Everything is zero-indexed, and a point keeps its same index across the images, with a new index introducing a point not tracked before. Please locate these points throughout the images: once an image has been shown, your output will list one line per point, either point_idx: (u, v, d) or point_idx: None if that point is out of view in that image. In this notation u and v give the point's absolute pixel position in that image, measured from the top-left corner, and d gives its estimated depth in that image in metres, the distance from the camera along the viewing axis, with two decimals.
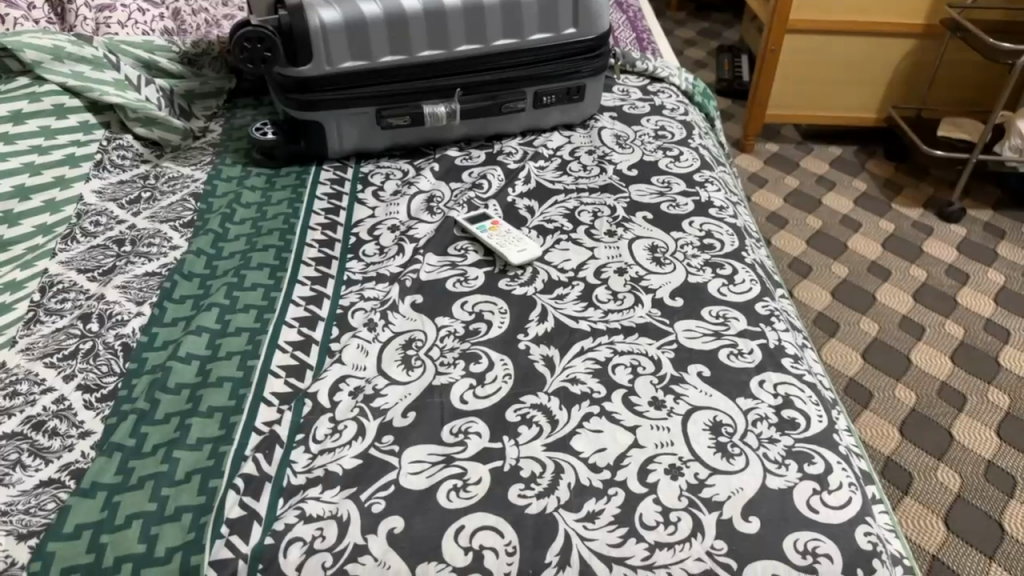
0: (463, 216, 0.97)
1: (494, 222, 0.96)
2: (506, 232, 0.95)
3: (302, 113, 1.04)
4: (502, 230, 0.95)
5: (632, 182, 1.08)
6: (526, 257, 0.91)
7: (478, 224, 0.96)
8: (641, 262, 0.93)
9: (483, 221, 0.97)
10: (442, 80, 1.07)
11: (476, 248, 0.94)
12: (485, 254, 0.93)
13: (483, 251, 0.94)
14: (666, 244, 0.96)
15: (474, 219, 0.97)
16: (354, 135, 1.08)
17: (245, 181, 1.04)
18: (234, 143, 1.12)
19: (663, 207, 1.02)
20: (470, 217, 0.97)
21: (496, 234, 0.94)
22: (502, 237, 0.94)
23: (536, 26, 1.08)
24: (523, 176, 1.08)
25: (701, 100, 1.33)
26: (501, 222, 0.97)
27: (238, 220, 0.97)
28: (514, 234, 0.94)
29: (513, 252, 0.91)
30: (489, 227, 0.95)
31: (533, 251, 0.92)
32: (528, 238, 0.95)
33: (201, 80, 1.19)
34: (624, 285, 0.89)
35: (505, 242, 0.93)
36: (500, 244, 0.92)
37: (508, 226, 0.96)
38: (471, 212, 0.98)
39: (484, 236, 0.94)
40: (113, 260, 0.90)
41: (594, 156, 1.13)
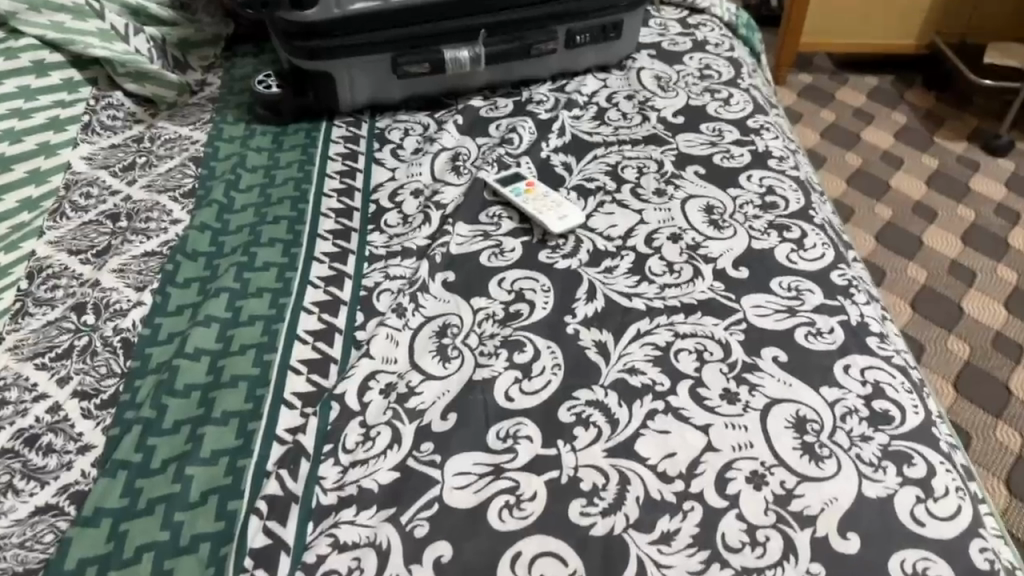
0: (494, 178, 0.88)
1: (529, 183, 0.87)
2: (543, 194, 0.85)
3: (308, 63, 0.93)
4: (538, 193, 0.86)
5: (679, 131, 0.97)
6: (569, 225, 0.81)
7: (511, 186, 0.87)
8: (696, 227, 0.83)
9: (516, 182, 0.87)
10: (463, 20, 0.96)
11: (512, 215, 0.85)
12: (522, 222, 0.84)
13: (520, 218, 0.84)
14: (723, 204, 0.86)
15: (507, 181, 0.87)
16: (367, 87, 0.97)
17: (251, 141, 0.94)
18: (235, 97, 1.01)
19: (716, 159, 0.93)
20: (503, 177, 0.88)
21: (532, 197, 0.85)
22: (540, 201, 0.84)
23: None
24: (558, 129, 0.97)
25: (747, 32, 1.21)
26: (536, 183, 0.88)
27: (245, 187, 0.87)
28: (552, 197, 0.85)
29: (554, 220, 0.82)
30: (524, 190, 0.86)
31: (576, 217, 0.83)
32: (568, 201, 0.85)
33: (195, 25, 1.08)
34: (680, 254, 0.79)
35: (544, 208, 0.83)
36: (540, 210, 0.83)
37: (543, 187, 0.87)
38: (504, 173, 0.89)
39: (519, 201, 0.85)
40: (108, 239, 0.80)
41: (634, 102, 1.02)
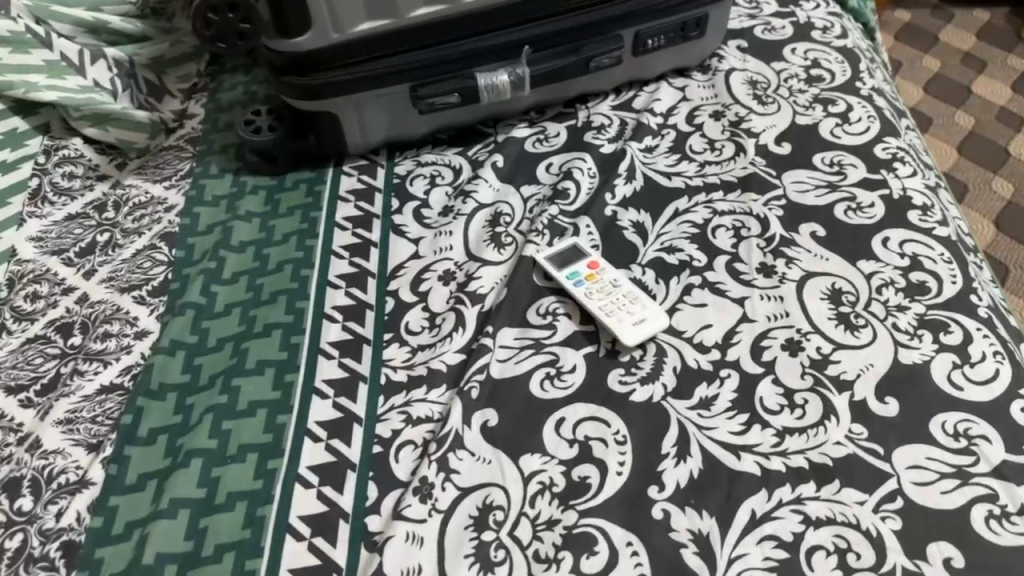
0: (546, 252, 0.68)
1: (592, 263, 0.66)
2: (612, 281, 0.65)
3: (304, 104, 0.73)
4: (605, 278, 0.65)
5: (785, 168, 0.75)
6: (647, 333, 0.61)
7: (569, 266, 0.66)
8: (821, 328, 0.62)
9: (576, 261, 0.67)
10: (500, 33, 0.74)
11: (570, 311, 0.64)
12: (584, 323, 0.64)
13: (580, 318, 0.64)
14: (853, 289, 0.65)
15: (565, 260, 0.67)
16: (381, 125, 0.76)
17: (238, 204, 0.75)
18: (222, 136, 0.81)
19: (837, 211, 0.71)
20: (559, 253, 0.68)
21: (597, 286, 0.65)
22: (607, 292, 0.64)
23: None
24: (627, 171, 0.76)
25: (859, 6, 0.96)
26: (601, 261, 0.67)
27: (229, 277, 0.69)
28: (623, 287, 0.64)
29: (626, 325, 0.61)
30: (585, 274, 0.66)
31: (658, 318, 0.62)
32: (642, 290, 0.65)
33: (172, 38, 0.87)
34: (802, 377, 0.59)
35: (614, 304, 0.63)
36: (608, 308, 0.63)
37: (610, 267, 0.66)
38: (558, 245, 0.69)
39: (581, 291, 0.64)
40: (56, 366, 0.63)
41: (724, 122, 0.81)
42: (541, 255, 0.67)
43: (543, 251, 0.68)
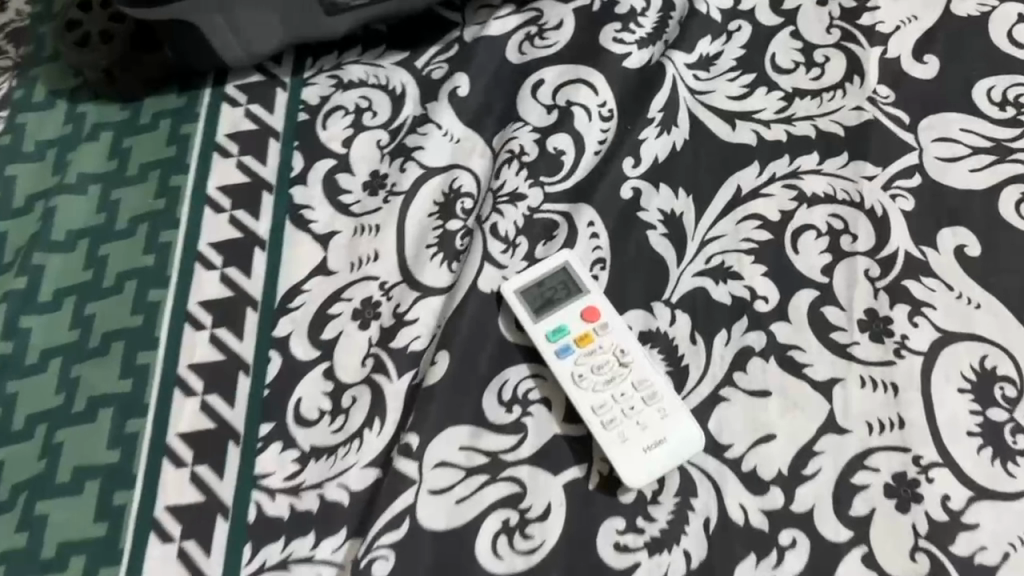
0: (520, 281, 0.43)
1: (591, 315, 0.41)
2: (620, 361, 0.40)
3: (142, 10, 0.45)
4: (609, 352, 0.40)
5: (925, 109, 0.46)
6: (659, 471, 0.38)
7: (553, 319, 0.42)
8: (954, 454, 0.38)
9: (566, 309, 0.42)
10: None
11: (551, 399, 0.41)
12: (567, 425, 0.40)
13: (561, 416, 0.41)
14: (1016, 375, 0.39)
15: (547, 306, 0.42)
16: (272, 25, 0.48)
17: (72, 159, 0.51)
18: (57, 31, 0.54)
19: (1004, 205, 0.43)
20: (539, 289, 0.43)
21: (592, 364, 0.40)
22: (607, 383, 0.40)
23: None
24: (664, 112, 0.47)
25: None
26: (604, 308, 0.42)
27: (50, 299, 0.47)
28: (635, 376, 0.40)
29: (630, 457, 0.38)
30: (577, 339, 0.41)
31: (686, 443, 0.38)
32: (663, 373, 0.40)
33: None
34: (911, 558, 0.37)
35: (618, 411, 0.39)
36: (609, 420, 0.39)
37: (619, 328, 0.41)
38: (539, 267, 0.43)
39: (566, 372, 0.40)
40: None
41: (834, 9, 0.49)
42: (513, 290, 0.43)
43: (516, 282, 0.43)
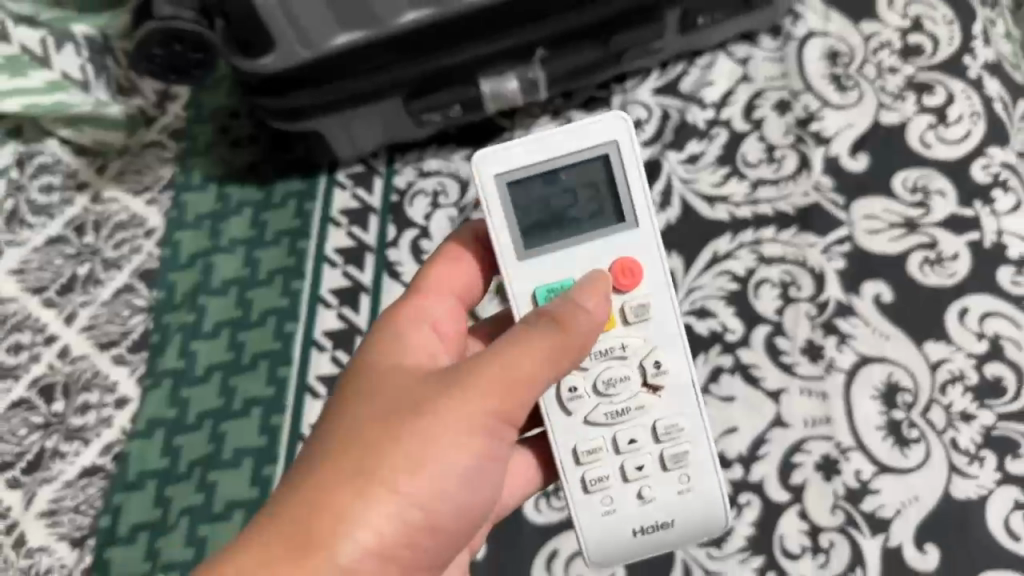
0: (505, 156, 0.45)
1: (631, 270, 0.46)
2: (642, 352, 0.46)
3: (293, 125, 0.63)
4: (641, 378, 0.46)
5: (856, 193, 0.63)
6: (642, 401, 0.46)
7: (558, 252, 0.46)
8: (866, 441, 0.54)
9: (608, 259, 0.46)
10: (510, 35, 0.60)
11: (579, 386, 0.46)
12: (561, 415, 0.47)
13: (560, 406, 0.46)
14: (913, 386, 0.55)
15: (533, 219, 0.46)
16: (377, 133, 0.66)
17: (223, 227, 0.68)
18: (207, 131, 0.72)
19: (911, 265, 0.59)
20: (543, 189, 0.46)
21: (664, 430, 0.46)
22: (632, 429, 0.47)
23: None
24: (662, 196, 0.64)
25: None
26: (681, 342, 0.47)
27: (209, 330, 0.64)
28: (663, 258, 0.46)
29: (592, 514, 0.47)
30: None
31: (708, 533, 0.48)
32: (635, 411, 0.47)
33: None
34: (831, 512, 0.52)
35: (622, 425, 0.47)
36: (601, 442, 0.47)
37: (672, 392, 0.47)
38: (545, 147, 0.45)
39: (589, 373, 0.46)
40: (39, 440, 0.61)
41: (791, 118, 0.66)
42: (499, 178, 0.46)
43: (510, 169, 0.46)
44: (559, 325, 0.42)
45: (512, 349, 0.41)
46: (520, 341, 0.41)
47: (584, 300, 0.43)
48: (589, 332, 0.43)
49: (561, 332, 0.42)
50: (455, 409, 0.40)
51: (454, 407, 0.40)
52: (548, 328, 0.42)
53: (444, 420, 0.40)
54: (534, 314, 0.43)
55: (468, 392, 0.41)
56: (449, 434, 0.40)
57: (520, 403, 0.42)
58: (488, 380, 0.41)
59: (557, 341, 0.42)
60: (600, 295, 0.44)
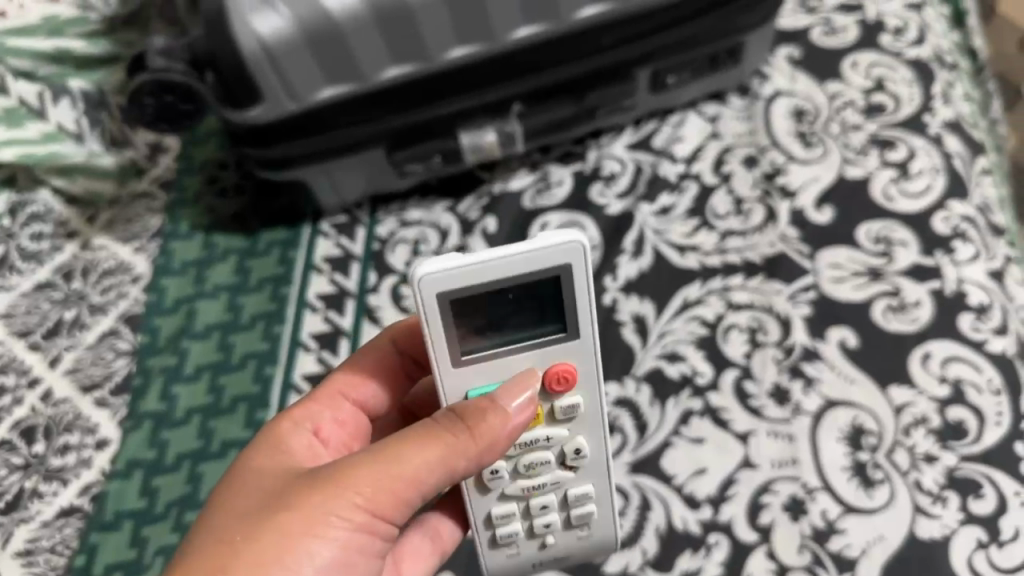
0: (452, 275, 0.38)
1: (567, 376, 0.42)
2: (563, 441, 0.45)
3: (277, 174, 0.65)
4: (560, 460, 0.45)
5: (822, 243, 0.64)
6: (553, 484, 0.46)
7: (498, 358, 0.42)
8: (833, 482, 0.56)
9: (545, 365, 0.42)
10: (486, 91, 0.63)
11: (500, 468, 0.44)
12: (480, 490, 0.46)
13: (479, 482, 0.45)
14: (877, 429, 0.57)
15: (477, 324, 0.41)
16: (361, 184, 0.69)
17: (208, 273, 0.70)
18: (196, 182, 0.74)
19: (874, 312, 0.61)
20: (490, 299, 0.40)
21: (574, 499, 0.47)
22: (545, 497, 0.46)
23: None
24: (634, 245, 0.66)
25: None
26: (603, 429, 0.45)
27: (190, 374, 0.65)
28: (599, 361, 0.43)
29: (497, 558, 0.49)
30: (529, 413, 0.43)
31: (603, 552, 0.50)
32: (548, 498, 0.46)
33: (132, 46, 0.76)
34: (799, 552, 0.54)
35: (538, 495, 0.46)
36: (514, 509, 0.46)
37: (589, 469, 0.46)
38: (490, 270, 0.39)
39: (512, 460, 0.44)
40: (18, 481, 0.62)
41: (758, 173, 0.68)
42: (441, 297, 0.39)
43: (454, 289, 0.39)
44: (463, 424, 0.40)
45: (400, 448, 0.39)
46: (408, 441, 0.40)
47: (501, 398, 0.41)
48: (500, 436, 0.41)
49: (460, 431, 0.40)
50: (324, 503, 0.39)
51: (322, 503, 0.39)
52: (448, 428, 0.40)
53: (310, 517, 0.38)
54: (437, 414, 0.41)
55: (340, 487, 0.39)
56: (315, 532, 0.38)
57: (397, 501, 0.40)
58: (363, 470, 0.39)
59: (452, 443, 0.40)
60: (520, 394, 0.41)
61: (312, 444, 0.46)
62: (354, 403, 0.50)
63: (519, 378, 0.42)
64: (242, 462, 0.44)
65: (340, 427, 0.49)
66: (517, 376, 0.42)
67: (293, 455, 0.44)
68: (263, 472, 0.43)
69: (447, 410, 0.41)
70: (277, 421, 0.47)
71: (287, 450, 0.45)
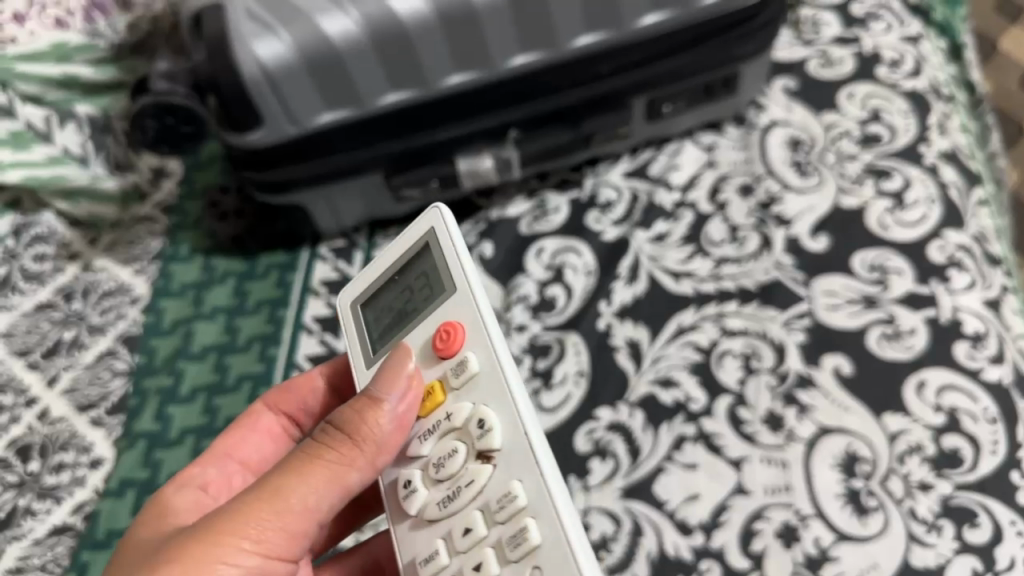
0: (355, 282, 0.47)
1: (450, 332, 0.41)
2: (466, 419, 0.39)
3: (274, 197, 0.66)
4: (472, 449, 0.38)
5: (818, 270, 0.64)
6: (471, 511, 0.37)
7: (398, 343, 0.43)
8: (826, 509, 0.55)
9: (431, 330, 0.42)
10: (483, 117, 0.64)
11: (412, 479, 0.40)
12: (401, 520, 0.40)
13: (399, 507, 0.40)
14: (871, 457, 0.57)
15: (386, 323, 0.45)
16: (358, 209, 0.70)
17: (206, 295, 0.70)
18: (198, 205, 0.75)
19: (869, 339, 0.61)
20: (383, 297, 0.45)
21: (496, 504, 0.36)
22: (463, 518, 0.37)
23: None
24: (629, 271, 0.66)
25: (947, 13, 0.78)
26: (513, 396, 0.38)
27: (187, 394, 0.66)
28: (480, 300, 0.41)
29: None
30: (426, 391, 0.41)
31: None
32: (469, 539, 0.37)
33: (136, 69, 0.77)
34: None
35: (456, 518, 0.38)
36: (439, 550, 0.38)
37: (506, 456, 0.37)
38: (370, 267, 0.46)
39: (424, 461, 0.40)
40: (12, 499, 0.62)
41: (753, 202, 0.68)
42: (353, 303, 0.47)
43: (357, 294, 0.47)
44: (344, 435, 0.38)
45: (285, 481, 0.37)
46: (290, 474, 0.38)
47: (379, 392, 0.39)
48: (385, 437, 0.39)
49: (344, 443, 0.38)
50: (208, 557, 0.36)
51: (206, 556, 0.36)
52: (330, 444, 0.38)
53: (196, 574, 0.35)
54: (314, 434, 0.39)
55: (228, 534, 0.36)
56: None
57: (290, 528, 0.37)
58: (249, 506, 0.37)
59: (337, 458, 0.38)
60: (400, 378, 0.40)
61: (200, 500, 0.44)
62: (240, 464, 0.49)
63: (391, 364, 0.40)
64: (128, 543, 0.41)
65: (226, 481, 0.47)
66: (390, 361, 0.40)
67: (175, 516, 0.42)
68: (141, 546, 0.40)
69: (325, 425, 0.39)
70: (159, 491, 0.44)
71: (168, 515, 0.42)
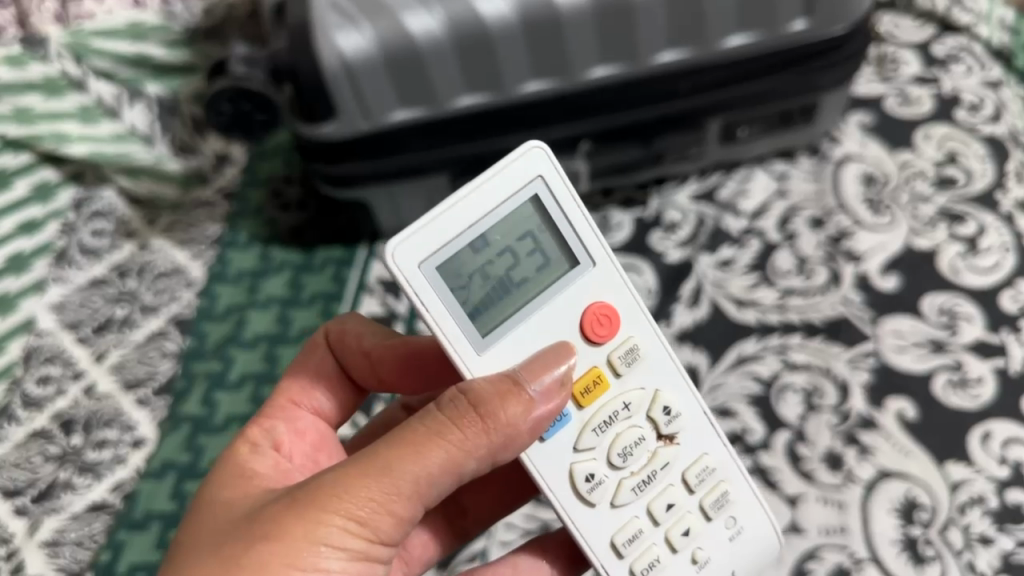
0: (422, 240, 0.39)
1: (608, 316, 0.42)
2: (647, 404, 0.43)
3: (339, 191, 0.65)
4: (656, 434, 0.43)
5: (885, 310, 0.63)
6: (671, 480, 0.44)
7: (517, 328, 0.41)
8: (881, 555, 0.54)
9: (576, 312, 0.42)
10: (557, 127, 0.63)
11: (593, 472, 0.42)
12: (581, 511, 0.42)
13: (576, 500, 0.42)
14: (931, 505, 0.55)
15: (482, 294, 0.40)
16: (421, 208, 0.69)
17: (262, 284, 0.70)
18: (260, 193, 0.75)
19: (935, 385, 0.59)
20: (476, 250, 0.40)
21: (694, 475, 0.44)
22: (661, 494, 0.43)
23: (730, 8, 0.58)
24: (691, 295, 0.65)
25: None
26: (682, 377, 0.44)
27: (234, 381, 0.65)
28: (631, 288, 0.43)
29: None
30: (591, 380, 0.42)
31: (763, 557, 0.46)
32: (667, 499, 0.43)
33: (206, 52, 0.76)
34: None
35: (653, 498, 0.43)
36: (641, 528, 0.43)
37: (692, 435, 0.44)
38: (461, 213, 0.39)
39: (598, 453, 0.42)
40: (53, 470, 0.62)
41: (823, 235, 0.67)
42: (423, 265, 0.39)
43: (432, 252, 0.39)
44: (473, 416, 0.37)
45: (397, 459, 0.37)
46: (407, 450, 0.37)
47: (524, 381, 0.38)
48: (515, 428, 0.38)
49: (469, 425, 0.37)
50: (311, 533, 0.36)
51: (310, 534, 0.36)
52: (453, 424, 0.37)
53: (297, 551, 0.35)
54: (439, 404, 0.38)
55: (331, 510, 0.36)
56: (306, 566, 0.36)
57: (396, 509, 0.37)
58: (357, 480, 0.36)
59: (458, 439, 0.37)
60: (549, 379, 0.39)
61: (278, 463, 0.45)
62: (313, 412, 0.50)
63: (540, 356, 0.40)
64: (205, 499, 0.42)
65: (301, 437, 0.48)
66: (543, 355, 0.40)
67: (259, 478, 0.43)
68: (240, 501, 0.40)
69: (454, 400, 0.38)
70: (235, 452, 0.45)
71: (252, 476, 0.43)
